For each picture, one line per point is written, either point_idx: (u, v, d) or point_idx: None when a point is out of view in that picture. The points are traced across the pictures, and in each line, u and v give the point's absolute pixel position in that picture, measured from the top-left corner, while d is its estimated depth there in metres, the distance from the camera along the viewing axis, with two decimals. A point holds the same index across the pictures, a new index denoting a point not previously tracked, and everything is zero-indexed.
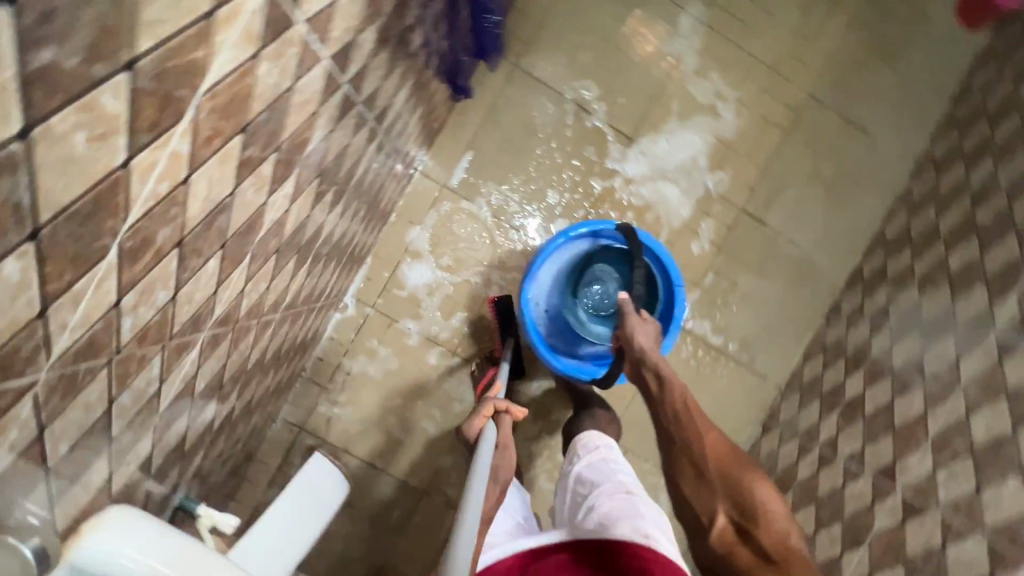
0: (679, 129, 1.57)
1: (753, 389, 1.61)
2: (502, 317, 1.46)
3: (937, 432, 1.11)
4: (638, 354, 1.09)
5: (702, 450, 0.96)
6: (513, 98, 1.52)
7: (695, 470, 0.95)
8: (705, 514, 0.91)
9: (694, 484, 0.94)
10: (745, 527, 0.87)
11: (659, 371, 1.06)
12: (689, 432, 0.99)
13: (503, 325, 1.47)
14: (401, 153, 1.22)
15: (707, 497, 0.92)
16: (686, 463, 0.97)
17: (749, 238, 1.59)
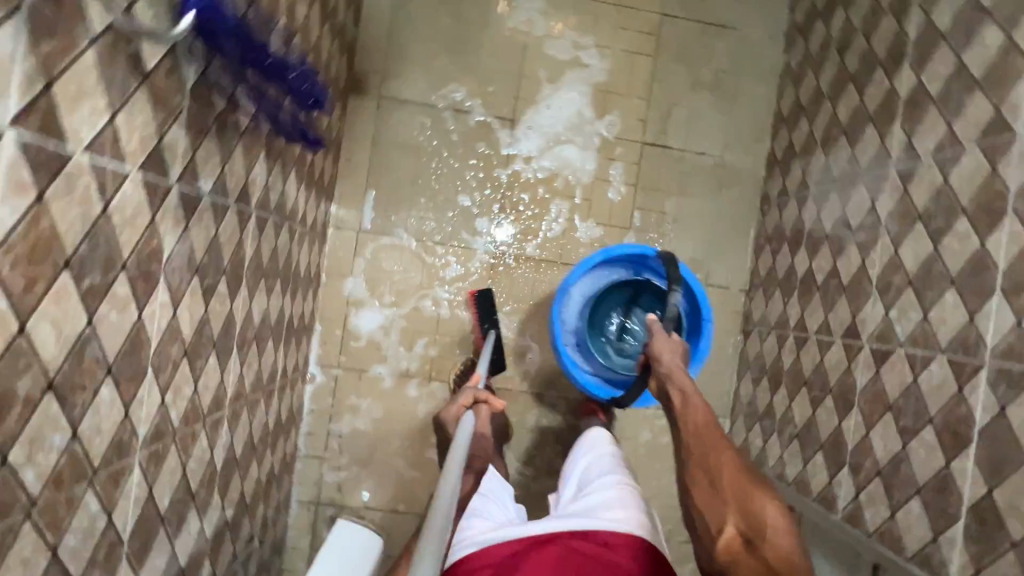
0: (555, 93, 1.60)
1: (721, 302, 1.63)
2: (483, 308, 1.50)
3: (878, 276, 1.13)
4: (665, 371, 1.11)
5: (723, 458, 0.96)
6: (391, 126, 1.56)
7: (711, 476, 0.95)
8: (714, 520, 0.91)
9: (708, 489, 0.94)
10: (753, 539, 0.86)
11: (682, 389, 1.08)
12: (711, 441, 1.00)
13: (483, 317, 1.51)
14: (297, 219, 1.26)
15: (720, 503, 0.92)
16: (702, 468, 0.97)
17: (660, 165, 1.62)
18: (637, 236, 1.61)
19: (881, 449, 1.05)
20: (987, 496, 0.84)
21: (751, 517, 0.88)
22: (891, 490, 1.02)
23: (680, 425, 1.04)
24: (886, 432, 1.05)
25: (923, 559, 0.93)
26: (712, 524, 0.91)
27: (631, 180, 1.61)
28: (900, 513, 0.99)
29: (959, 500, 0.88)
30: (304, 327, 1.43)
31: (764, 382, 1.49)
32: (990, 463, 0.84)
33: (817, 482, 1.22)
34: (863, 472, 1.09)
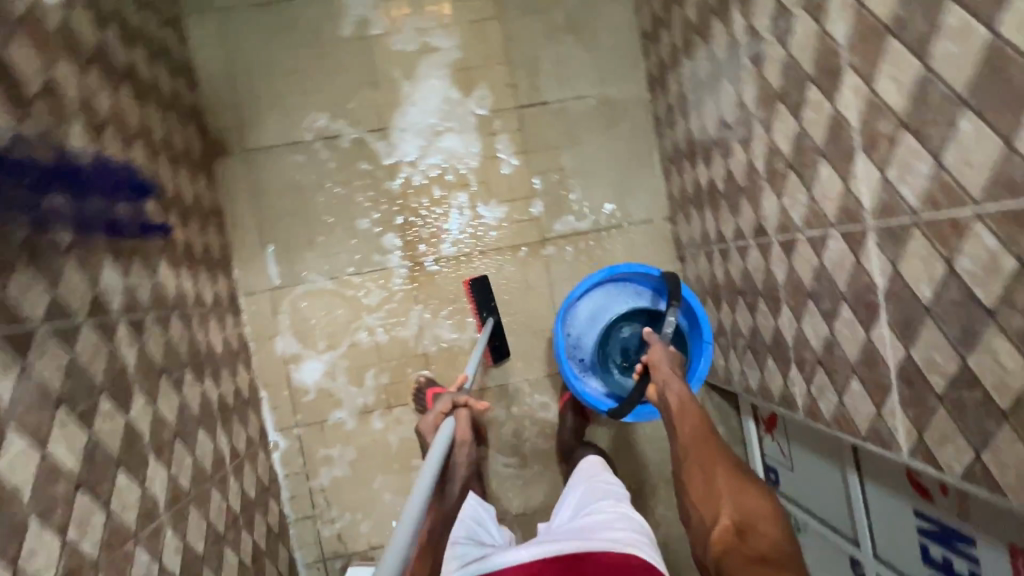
0: (415, 87, 1.54)
1: (648, 237, 1.60)
2: (480, 296, 1.51)
3: (763, 168, 1.09)
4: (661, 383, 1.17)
5: (719, 462, 0.99)
6: (265, 176, 1.51)
7: (707, 476, 0.97)
8: (709, 516, 0.91)
9: (704, 489, 0.96)
10: (745, 527, 0.85)
11: (675, 400, 1.12)
12: (706, 447, 1.02)
13: (480, 304, 1.52)
14: (188, 303, 1.23)
15: (715, 500, 0.92)
16: (698, 472, 0.99)
17: (544, 124, 1.57)
18: (544, 200, 1.57)
19: (814, 338, 1.03)
20: (907, 357, 0.81)
21: (743, 508, 0.88)
22: (833, 377, 0.99)
23: (678, 431, 1.07)
24: (814, 321, 1.01)
25: (876, 435, 0.91)
26: (709, 521, 0.91)
27: (520, 148, 1.57)
28: (846, 396, 0.96)
29: (886, 369, 0.85)
30: (245, 401, 1.41)
31: (709, 302, 1.46)
32: (901, 324, 0.81)
33: (776, 386, 1.20)
34: (807, 365, 1.07)
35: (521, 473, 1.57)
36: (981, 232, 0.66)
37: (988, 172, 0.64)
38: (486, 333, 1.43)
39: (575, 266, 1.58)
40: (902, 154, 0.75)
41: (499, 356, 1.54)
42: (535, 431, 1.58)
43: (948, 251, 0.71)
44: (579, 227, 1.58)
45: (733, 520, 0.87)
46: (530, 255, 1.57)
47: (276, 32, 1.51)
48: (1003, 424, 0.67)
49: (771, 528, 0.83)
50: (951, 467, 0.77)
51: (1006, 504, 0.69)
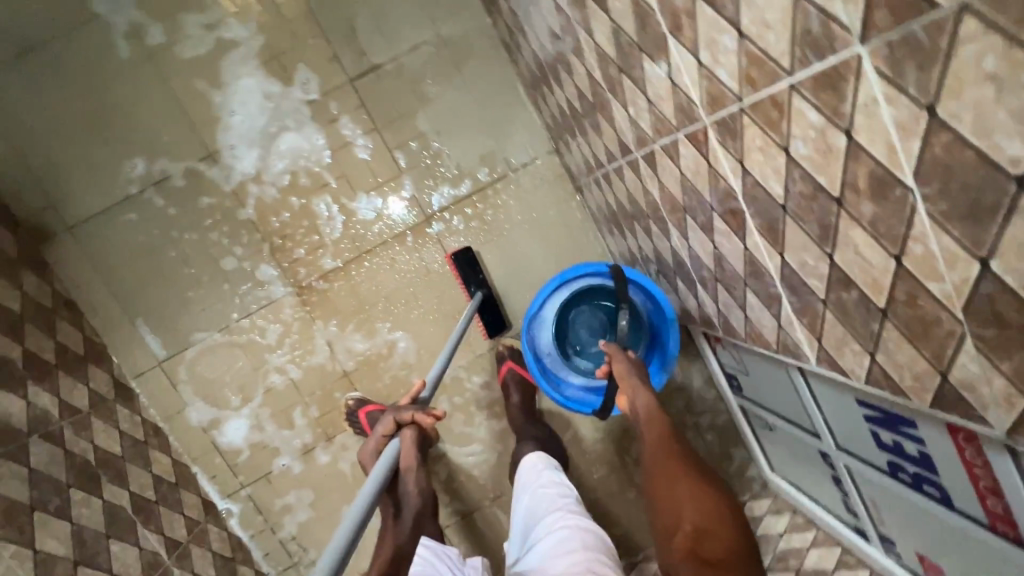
0: (226, 94, 1.33)
1: (537, 178, 1.47)
2: (465, 269, 1.39)
3: (600, 77, 0.93)
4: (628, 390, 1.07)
5: (680, 460, 0.89)
6: (105, 248, 1.35)
7: (666, 476, 0.87)
8: (669, 522, 0.81)
9: (664, 488, 0.86)
10: (704, 535, 0.75)
11: (640, 404, 1.03)
12: (666, 445, 0.92)
13: (468, 279, 1.40)
14: (53, 418, 1.12)
15: (674, 503, 0.82)
16: (658, 471, 0.89)
17: (386, 91, 1.39)
18: (414, 175, 1.42)
19: (704, 254, 0.90)
20: (784, 263, 0.69)
21: (703, 512, 0.78)
22: (733, 292, 0.88)
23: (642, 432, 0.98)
24: (698, 236, 0.89)
25: (785, 346, 0.80)
26: (670, 527, 0.80)
27: (369, 127, 1.39)
28: (749, 310, 0.85)
29: (770, 277, 0.74)
30: (172, 485, 1.33)
31: (615, 231, 1.33)
32: (766, 227, 0.68)
33: (694, 307, 1.10)
34: (709, 283, 0.95)
35: (485, 459, 1.51)
36: (801, 106, 0.52)
37: (785, 31, 0.49)
38: (471, 309, 1.31)
39: (470, 235, 1.45)
40: (704, 29, 0.59)
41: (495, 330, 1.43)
42: (486, 414, 1.50)
43: (779, 136, 0.57)
44: (459, 194, 1.44)
45: (694, 528, 0.77)
46: (419, 239, 1.43)
47: (49, 84, 1.30)
48: (885, 322, 0.56)
49: (729, 536, 0.75)
50: (856, 372, 0.67)
51: (913, 404, 0.60)
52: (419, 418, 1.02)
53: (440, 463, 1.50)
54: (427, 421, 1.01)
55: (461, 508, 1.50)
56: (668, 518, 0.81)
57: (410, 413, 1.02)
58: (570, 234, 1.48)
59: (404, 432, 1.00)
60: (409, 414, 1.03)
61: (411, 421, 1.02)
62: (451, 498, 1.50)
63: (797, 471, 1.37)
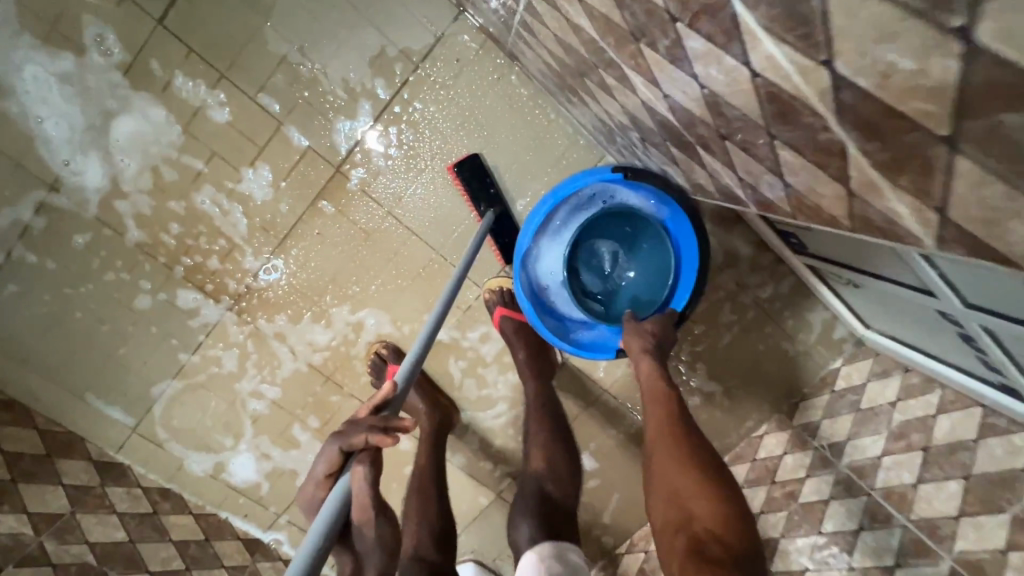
0: (24, 102, 1.01)
1: (456, 64, 1.07)
2: (473, 182, 1.09)
3: None
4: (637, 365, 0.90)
5: (687, 446, 0.74)
6: (9, 333, 1.15)
7: (671, 462, 0.72)
8: (672, 520, 0.66)
9: (666, 477, 0.71)
10: (711, 540, 0.61)
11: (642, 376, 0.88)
12: (669, 427, 0.77)
13: (478, 194, 1.10)
14: (29, 538, 1.02)
15: (678, 500, 0.68)
16: (660, 457, 0.74)
17: (211, 18, 1.00)
18: (298, 119, 1.07)
19: (690, 104, 0.53)
20: (836, 82, 0.32)
21: (715, 512, 0.64)
22: (753, 152, 0.51)
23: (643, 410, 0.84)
24: (668, 73, 0.51)
25: (866, 225, 0.45)
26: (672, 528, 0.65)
27: (213, 77, 1.03)
28: (787, 174, 0.49)
29: (814, 116, 0.37)
30: (202, 542, 1.24)
31: (574, 100, 0.93)
32: (782, 16, 0.31)
33: (706, 181, 0.73)
34: (714, 146, 0.58)
35: (517, 414, 1.30)
36: None
37: None
38: (482, 230, 1.03)
39: (397, 170, 1.12)
40: None
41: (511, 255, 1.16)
42: (499, 369, 1.26)
43: None
44: (361, 126, 1.08)
45: (703, 529, 0.63)
46: (339, 200, 1.11)
47: None
48: None
49: (737, 539, 0.61)
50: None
51: None
52: (376, 439, 0.66)
53: (468, 434, 1.31)
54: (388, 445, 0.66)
55: (509, 472, 1.33)
56: (672, 515, 0.67)
57: (364, 434, 0.67)
58: (522, 125, 1.11)
59: (355, 468, 0.66)
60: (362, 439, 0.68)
61: (364, 446, 0.67)
62: (494, 464, 1.32)
63: (904, 328, 1.04)
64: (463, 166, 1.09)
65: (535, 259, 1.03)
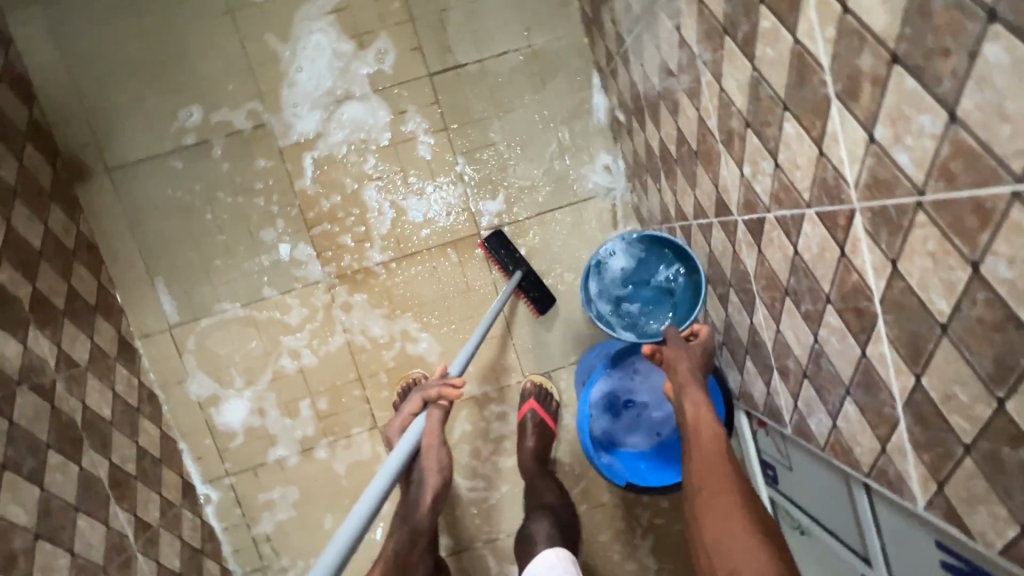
0: (296, 54, 1.27)
1: (602, 216, 1.35)
2: (498, 252, 1.29)
3: (718, 125, 0.82)
4: (676, 381, 0.95)
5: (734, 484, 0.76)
6: (142, 195, 1.27)
7: (720, 495, 0.75)
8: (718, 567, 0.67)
9: (716, 509, 0.73)
10: None
11: (688, 410, 0.91)
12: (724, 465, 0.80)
13: (504, 260, 1.29)
14: (48, 368, 1.04)
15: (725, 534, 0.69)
16: (708, 489, 0.77)
17: (464, 93, 1.30)
18: (474, 184, 1.33)
19: (796, 345, 0.80)
20: (917, 386, 0.58)
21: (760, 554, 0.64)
22: (824, 396, 0.76)
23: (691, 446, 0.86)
24: (796, 322, 0.78)
25: (881, 473, 0.69)
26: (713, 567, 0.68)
27: (439, 126, 1.31)
28: (841, 420, 0.74)
29: (891, 395, 0.62)
30: (156, 460, 1.24)
31: None
32: (905, 340, 0.58)
33: (759, 393, 0.98)
34: (792, 376, 0.84)
35: (487, 495, 1.40)
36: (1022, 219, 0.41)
37: None
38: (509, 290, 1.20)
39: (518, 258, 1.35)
40: (895, 104, 0.50)
41: (541, 305, 1.31)
42: (495, 449, 1.39)
43: (969, 248, 0.47)
44: (512, 215, 1.34)
45: None
46: (465, 253, 1.34)
47: (122, 16, 1.24)
48: None
49: None
50: (985, 538, 0.55)
51: None
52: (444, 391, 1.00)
53: None
54: (452, 395, 0.99)
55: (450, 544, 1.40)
56: (716, 564, 0.67)
57: (436, 388, 1.01)
58: None
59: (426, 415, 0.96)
60: (436, 391, 1.02)
61: (436, 397, 1.01)
62: (441, 531, 1.38)
63: None
64: (492, 240, 1.29)
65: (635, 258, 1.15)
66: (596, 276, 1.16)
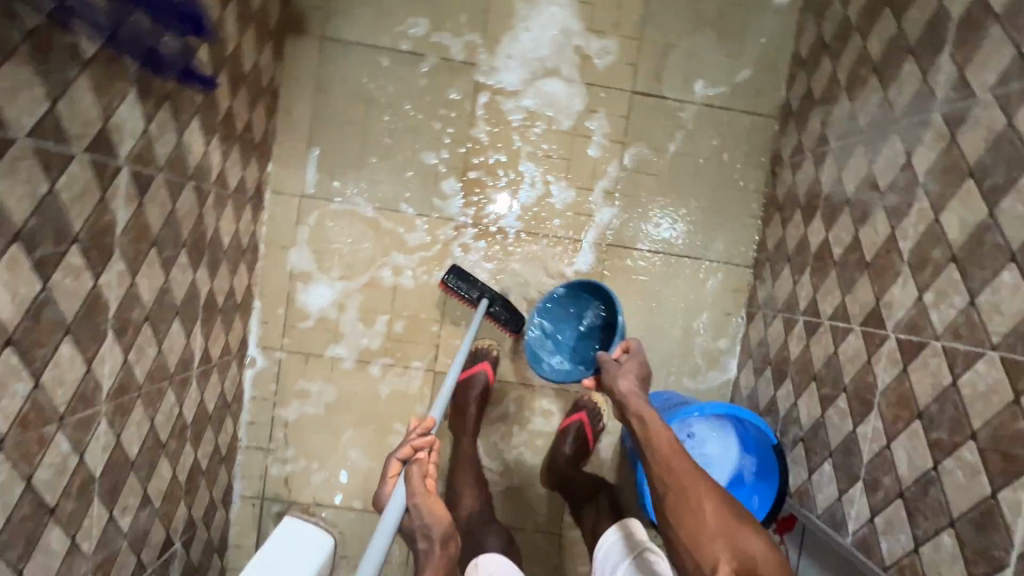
0: (533, 12, 1.33)
1: (717, 280, 1.42)
2: (459, 284, 1.28)
3: (912, 250, 0.89)
4: (620, 395, 1.02)
5: (698, 483, 0.85)
6: (338, 72, 1.33)
7: (691, 501, 0.83)
8: (707, 567, 0.77)
9: (691, 515, 0.82)
10: None
11: (637, 416, 0.97)
12: (682, 462, 0.88)
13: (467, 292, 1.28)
14: (212, 181, 1.08)
15: (711, 537, 0.79)
16: (679, 494, 0.85)
17: (652, 121, 1.38)
18: (622, 201, 1.39)
19: (904, 465, 0.85)
20: None
21: (750, 553, 0.78)
22: (915, 520, 0.81)
23: (646, 449, 0.92)
24: (915, 444, 0.83)
25: None
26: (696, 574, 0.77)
27: (618, 137, 1.38)
28: (926, 547, 0.79)
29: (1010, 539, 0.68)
30: (236, 306, 1.26)
31: (769, 374, 1.27)
32: None
33: (824, 498, 1.02)
34: (881, 492, 0.88)
35: (500, 479, 1.42)
36: None
37: None
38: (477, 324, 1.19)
39: (628, 283, 1.41)
40: None
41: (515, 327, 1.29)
42: (526, 441, 1.43)
43: None
44: (640, 244, 1.41)
45: None
46: (586, 257, 1.40)
47: None
48: None
49: None
50: None
51: None
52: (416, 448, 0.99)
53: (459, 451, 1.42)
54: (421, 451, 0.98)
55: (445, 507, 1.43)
56: (705, 562, 0.78)
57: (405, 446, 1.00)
58: (704, 352, 1.43)
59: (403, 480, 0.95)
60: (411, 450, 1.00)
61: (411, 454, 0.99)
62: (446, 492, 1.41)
63: None
64: (451, 276, 1.29)
65: (563, 305, 1.33)
66: (542, 339, 1.33)
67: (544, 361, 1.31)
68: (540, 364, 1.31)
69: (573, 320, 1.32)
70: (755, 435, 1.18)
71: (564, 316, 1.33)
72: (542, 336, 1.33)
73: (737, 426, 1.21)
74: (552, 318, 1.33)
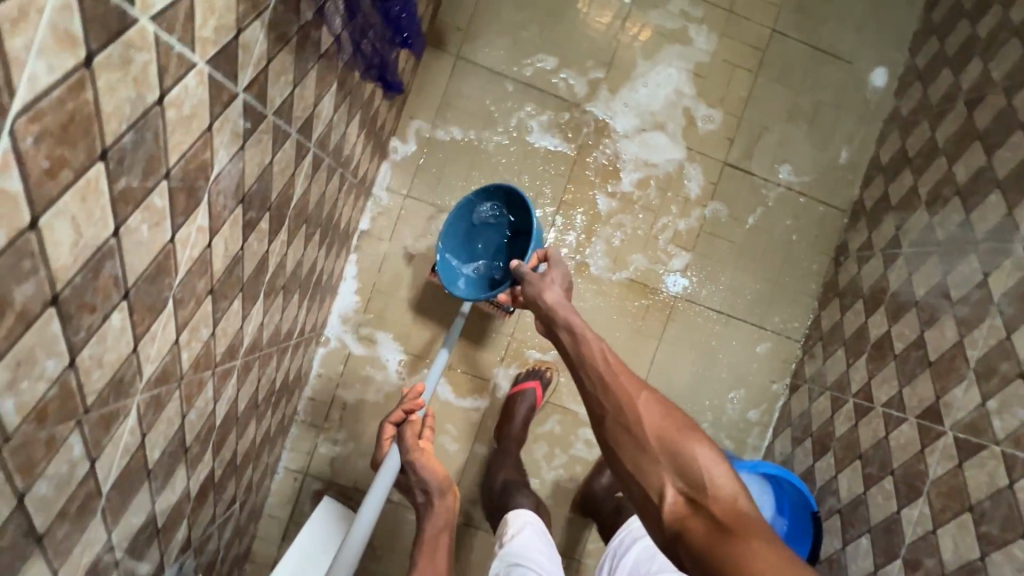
0: (651, 73, 1.45)
1: (768, 348, 1.52)
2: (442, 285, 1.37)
3: (979, 360, 1.00)
4: (543, 314, 1.00)
5: (632, 401, 0.80)
6: (464, 91, 1.42)
7: (631, 436, 0.78)
8: (654, 492, 0.73)
9: (635, 453, 0.76)
10: (704, 501, 0.69)
11: (566, 337, 0.95)
12: (615, 381, 0.84)
13: None
14: (351, 170, 1.15)
15: (650, 453, 0.75)
16: (624, 435, 0.78)
17: (736, 193, 1.50)
18: (695, 258, 1.50)
19: (950, 552, 0.94)
20: None
21: (693, 463, 0.73)
22: None
23: (578, 369, 0.89)
24: (964, 534, 0.93)
25: None
26: (645, 497, 0.74)
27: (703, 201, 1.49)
28: None
29: None
30: (329, 287, 1.33)
31: (808, 445, 1.37)
32: None
33: (857, 569, 1.12)
34: (921, 571, 0.98)
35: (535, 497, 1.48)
36: None
37: None
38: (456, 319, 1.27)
39: (686, 334, 1.51)
40: None
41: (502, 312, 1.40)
42: (565, 464, 1.50)
43: None
44: (705, 300, 1.50)
45: (684, 494, 0.71)
46: (653, 303, 1.49)
47: None
48: None
49: (724, 489, 0.70)
50: None
51: None
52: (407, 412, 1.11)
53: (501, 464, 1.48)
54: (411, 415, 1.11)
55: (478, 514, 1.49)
56: (653, 491, 0.73)
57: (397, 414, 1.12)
58: (744, 412, 1.52)
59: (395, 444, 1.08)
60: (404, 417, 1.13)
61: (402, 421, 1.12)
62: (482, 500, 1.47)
63: None
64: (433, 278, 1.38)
65: (471, 218, 1.27)
66: (455, 257, 1.28)
67: (459, 280, 1.26)
68: (455, 282, 1.26)
69: (483, 231, 1.28)
70: (793, 496, 1.24)
71: (472, 229, 1.28)
72: (454, 253, 1.28)
73: (774, 481, 1.25)
74: (464, 232, 1.28)
